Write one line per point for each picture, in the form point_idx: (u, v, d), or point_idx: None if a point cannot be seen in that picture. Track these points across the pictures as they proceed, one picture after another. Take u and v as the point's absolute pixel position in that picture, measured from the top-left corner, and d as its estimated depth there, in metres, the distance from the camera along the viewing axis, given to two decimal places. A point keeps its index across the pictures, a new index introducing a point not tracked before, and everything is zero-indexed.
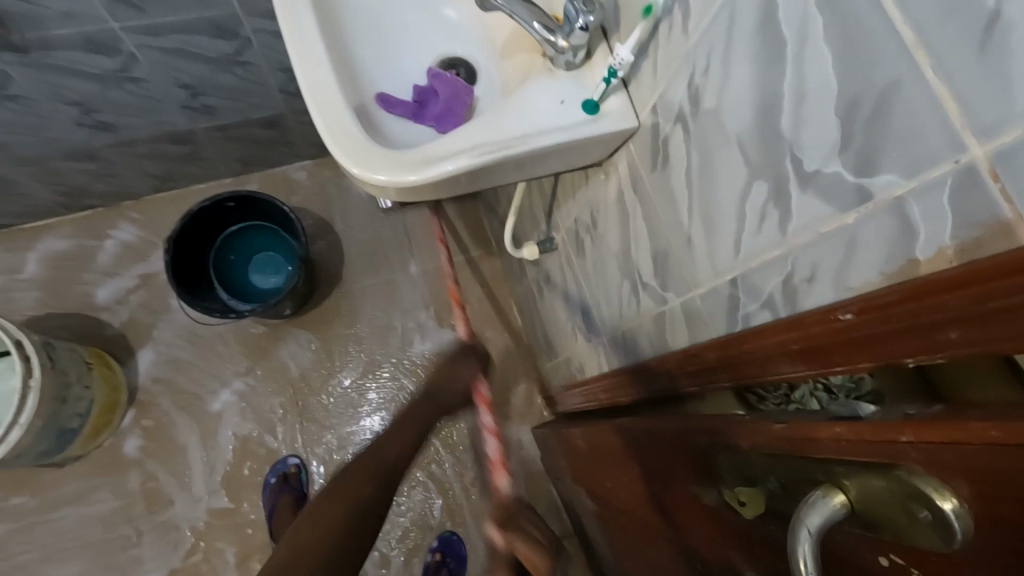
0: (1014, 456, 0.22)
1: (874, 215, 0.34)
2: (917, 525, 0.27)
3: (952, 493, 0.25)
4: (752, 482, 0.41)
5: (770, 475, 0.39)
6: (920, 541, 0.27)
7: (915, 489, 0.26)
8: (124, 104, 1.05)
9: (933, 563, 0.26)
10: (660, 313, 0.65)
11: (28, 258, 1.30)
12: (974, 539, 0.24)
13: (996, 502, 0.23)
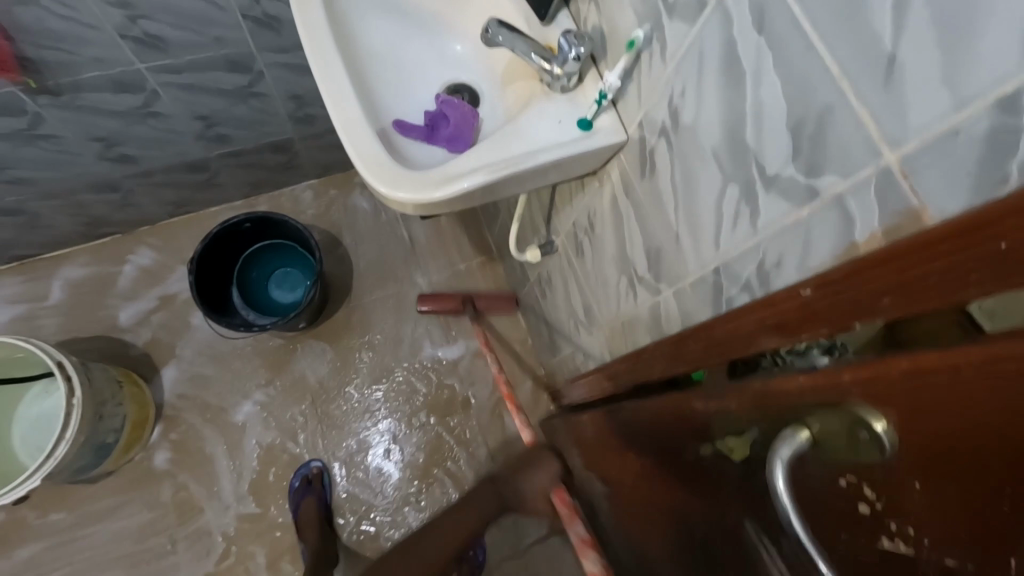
0: (920, 381, 0.30)
1: (824, 208, 0.42)
2: (861, 445, 0.35)
3: (881, 414, 0.33)
4: (738, 432, 0.49)
5: (752, 426, 0.46)
6: (865, 457, 0.35)
7: (857, 417, 0.34)
8: (145, 137, 1.12)
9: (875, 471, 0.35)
10: (656, 304, 0.73)
11: (52, 285, 1.36)
12: (900, 447, 0.32)
13: (913, 418, 0.31)
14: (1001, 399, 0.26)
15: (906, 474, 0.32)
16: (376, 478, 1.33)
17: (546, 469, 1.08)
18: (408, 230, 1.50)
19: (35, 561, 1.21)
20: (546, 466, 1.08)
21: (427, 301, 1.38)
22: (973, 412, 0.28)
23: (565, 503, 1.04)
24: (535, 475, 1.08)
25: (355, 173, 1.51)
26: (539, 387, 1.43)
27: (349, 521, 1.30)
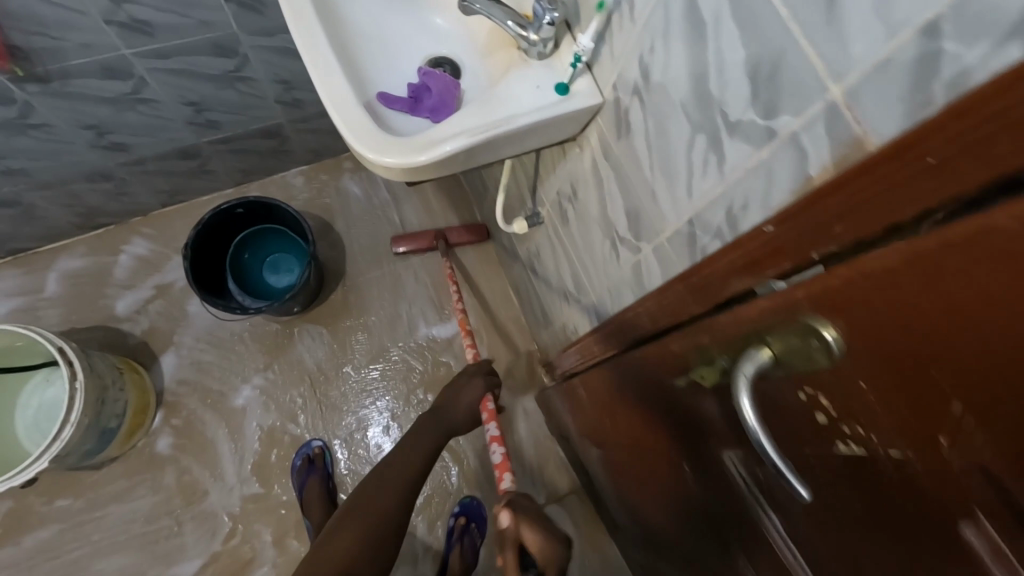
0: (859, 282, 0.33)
1: (782, 149, 0.45)
2: (813, 352, 0.38)
3: (828, 322, 0.36)
4: (710, 362, 0.51)
5: (724, 354, 0.49)
6: (814, 366, 0.38)
7: (807, 327, 0.38)
8: (134, 125, 1.14)
9: (825, 377, 0.38)
10: (637, 262, 0.76)
11: (48, 278, 1.38)
12: (846, 350, 0.36)
13: (857, 318, 0.34)
14: (927, 287, 0.30)
15: (852, 374, 0.36)
16: (376, 454, 1.36)
17: (471, 387, 1.12)
18: (399, 213, 1.52)
19: (44, 546, 1.24)
20: (469, 387, 1.12)
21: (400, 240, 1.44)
22: (903, 308, 0.31)
23: (486, 406, 1.10)
24: (462, 397, 1.11)
25: (344, 159, 1.53)
26: (532, 361, 1.46)
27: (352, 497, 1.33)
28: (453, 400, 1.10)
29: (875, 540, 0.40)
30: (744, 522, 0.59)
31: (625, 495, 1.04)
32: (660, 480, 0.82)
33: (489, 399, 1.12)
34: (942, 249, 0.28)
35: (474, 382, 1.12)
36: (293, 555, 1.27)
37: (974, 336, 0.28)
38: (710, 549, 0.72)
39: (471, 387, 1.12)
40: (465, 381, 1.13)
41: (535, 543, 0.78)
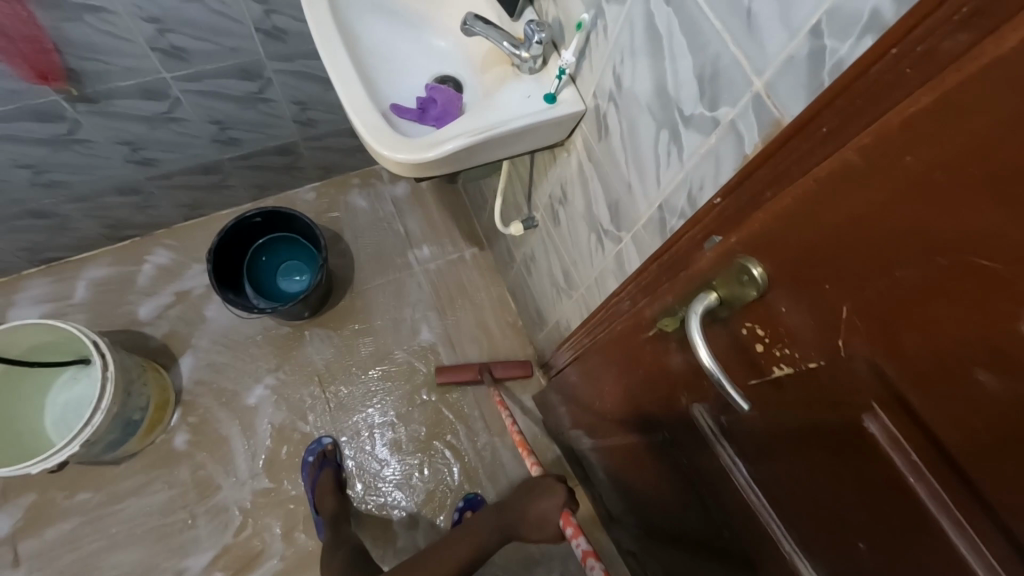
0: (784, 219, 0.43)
1: (724, 135, 0.55)
2: (745, 286, 0.48)
3: (756, 258, 0.47)
4: (673, 313, 0.62)
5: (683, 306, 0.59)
6: (748, 296, 0.48)
7: (741, 265, 0.48)
8: (165, 142, 1.25)
9: (759, 308, 0.48)
10: (618, 251, 0.86)
11: (75, 285, 1.47)
12: (771, 280, 0.46)
13: (782, 249, 0.44)
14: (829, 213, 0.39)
15: (777, 298, 0.46)
16: (381, 452, 1.43)
17: (551, 494, 1.06)
18: (403, 224, 1.62)
19: (64, 539, 1.29)
20: (547, 495, 1.07)
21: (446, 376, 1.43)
22: (802, 240, 0.42)
23: (569, 521, 0.98)
24: (535, 501, 1.07)
25: (352, 176, 1.65)
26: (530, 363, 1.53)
27: (358, 491, 1.39)
28: (527, 503, 1.08)
29: (813, 449, 0.50)
30: (719, 470, 0.68)
31: (618, 479, 1.11)
32: (644, 449, 0.91)
33: (570, 512, 1.00)
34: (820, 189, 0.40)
35: (555, 489, 1.07)
36: (301, 547, 1.32)
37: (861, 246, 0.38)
38: (696, 506, 0.81)
39: (552, 497, 1.06)
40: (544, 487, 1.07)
41: None
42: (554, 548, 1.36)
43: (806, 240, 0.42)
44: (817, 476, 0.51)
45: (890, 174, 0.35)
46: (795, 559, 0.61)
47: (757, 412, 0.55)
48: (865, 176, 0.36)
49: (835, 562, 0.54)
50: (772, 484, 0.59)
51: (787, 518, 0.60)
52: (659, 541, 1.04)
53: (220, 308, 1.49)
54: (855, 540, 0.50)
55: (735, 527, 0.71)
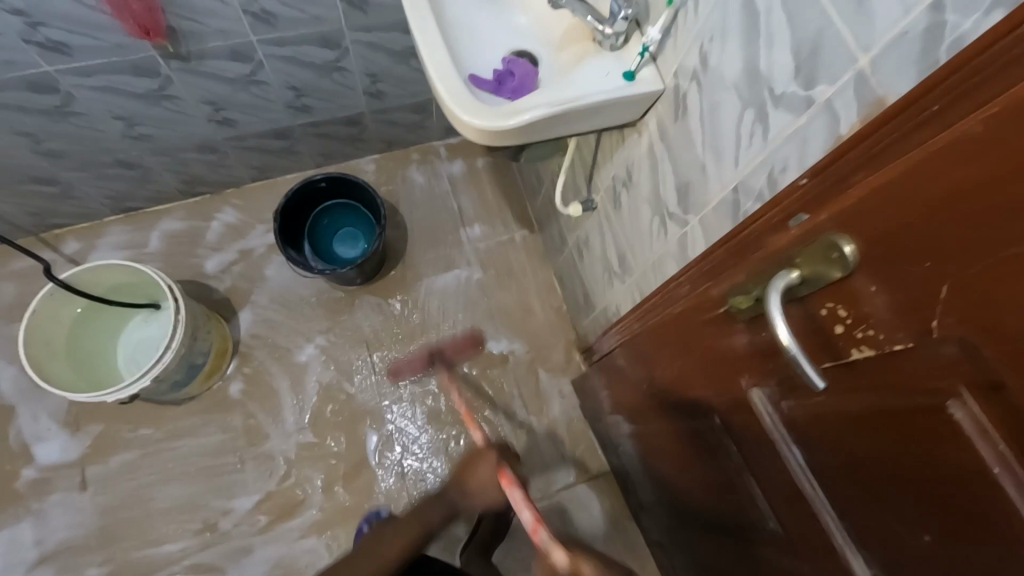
0: (882, 199, 0.43)
1: (817, 115, 0.54)
2: (832, 263, 0.47)
3: (845, 235, 0.46)
4: (747, 292, 0.60)
5: (758, 286, 0.58)
6: (831, 276, 0.48)
7: (829, 242, 0.47)
8: (246, 104, 1.31)
9: (845, 288, 0.47)
10: (683, 235, 0.86)
11: (151, 235, 1.56)
12: (861, 260, 0.45)
13: (877, 229, 0.43)
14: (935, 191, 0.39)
15: (862, 279, 0.46)
16: (419, 420, 1.46)
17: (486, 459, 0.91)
18: (457, 202, 1.65)
19: (126, 467, 1.39)
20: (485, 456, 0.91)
21: (394, 374, 1.30)
22: (901, 219, 0.41)
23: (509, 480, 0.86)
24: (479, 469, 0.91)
25: (412, 151, 1.69)
26: (571, 348, 1.54)
27: (394, 456, 1.43)
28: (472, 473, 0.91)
29: (885, 438, 0.49)
30: (773, 457, 0.68)
31: (653, 466, 1.11)
32: (689, 435, 0.90)
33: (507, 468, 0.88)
34: (927, 167, 0.39)
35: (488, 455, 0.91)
36: (338, 501, 1.38)
37: (969, 226, 0.37)
38: (739, 497, 0.81)
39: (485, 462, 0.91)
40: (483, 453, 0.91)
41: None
42: (580, 532, 1.37)
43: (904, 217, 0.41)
44: (884, 465, 0.51)
45: (1009, 150, 0.34)
46: (847, 552, 0.61)
47: (826, 397, 0.55)
48: (980, 152, 0.36)
49: (894, 555, 0.54)
50: (830, 474, 0.59)
51: (843, 510, 0.59)
52: (689, 529, 1.04)
53: (280, 268, 1.56)
54: (918, 534, 0.50)
55: (781, 515, 0.72)
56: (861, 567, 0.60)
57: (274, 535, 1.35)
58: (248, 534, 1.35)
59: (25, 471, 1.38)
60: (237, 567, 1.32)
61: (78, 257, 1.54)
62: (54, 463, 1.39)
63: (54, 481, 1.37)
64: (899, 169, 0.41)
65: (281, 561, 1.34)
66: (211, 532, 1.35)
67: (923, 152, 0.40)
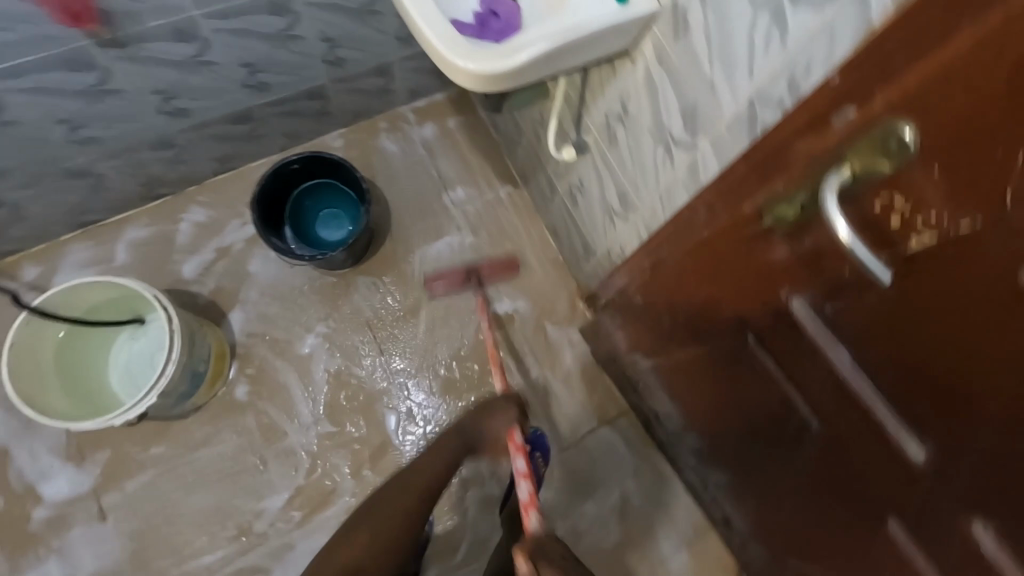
0: (945, 80, 0.42)
1: (847, 7, 0.52)
2: (891, 152, 0.48)
3: (906, 117, 0.46)
4: (789, 201, 0.61)
5: (800, 193, 0.60)
6: (884, 168, 0.49)
7: (885, 131, 0.48)
8: (197, 89, 1.22)
9: (903, 176, 0.48)
10: (692, 160, 0.84)
11: (117, 247, 1.46)
12: (923, 146, 0.46)
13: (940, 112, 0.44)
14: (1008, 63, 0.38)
15: (918, 165, 0.47)
16: (421, 396, 1.43)
17: (502, 412, 0.93)
18: (435, 166, 1.59)
19: (144, 488, 1.34)
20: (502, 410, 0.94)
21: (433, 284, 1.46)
22: (968, 96, 0.41)
23: (514, 440, 0.90)
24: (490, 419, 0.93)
25: (379, 119, 1.60)
26: (575, 297, 1.52)
27: (416, 434, 1.41)
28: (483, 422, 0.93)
29: (946, 320, 0.52)
30: (814, 362, 0.71)
31: (679, 396, 1.14)
32: (717, 357, 0.92)
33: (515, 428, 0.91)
34: (996, 40, 0.38)
35: (507, 408, 0.93)
36: (370, 484, 1.37)
37: None
38: (779, 408, 0.84)
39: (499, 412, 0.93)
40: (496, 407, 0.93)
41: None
42: (611, 472, 1.40)
43: (973, 93, 0.41)
44: (945, 346, 0.54)
45: None
46: (901, 435, 0.65)
47: (879, 293, 0.57)
48: None
49: (954, 427, 0.58)
50: (882, 364, 0.62)
51: (898, 398, 0.63)
52: (724, 448, 1.09)
53: (263, 262, 1.48)
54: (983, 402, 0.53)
55: (825, 416, 0.75)
56: (914, 448, 0.64)
57: (312, 528, 1.34)
58: (285, 531, 1.34)
59: (37, 510, 1.32)
60: (281, 565, 1.32)
61: (41, 281, 1.43)
62: (66, 497, 1.33)
63: (71, 515, 1.32)
64: (963, 45, 0.40)
65: None
66: (247, 535, 1.33)
67: (989, 24, 0.38)
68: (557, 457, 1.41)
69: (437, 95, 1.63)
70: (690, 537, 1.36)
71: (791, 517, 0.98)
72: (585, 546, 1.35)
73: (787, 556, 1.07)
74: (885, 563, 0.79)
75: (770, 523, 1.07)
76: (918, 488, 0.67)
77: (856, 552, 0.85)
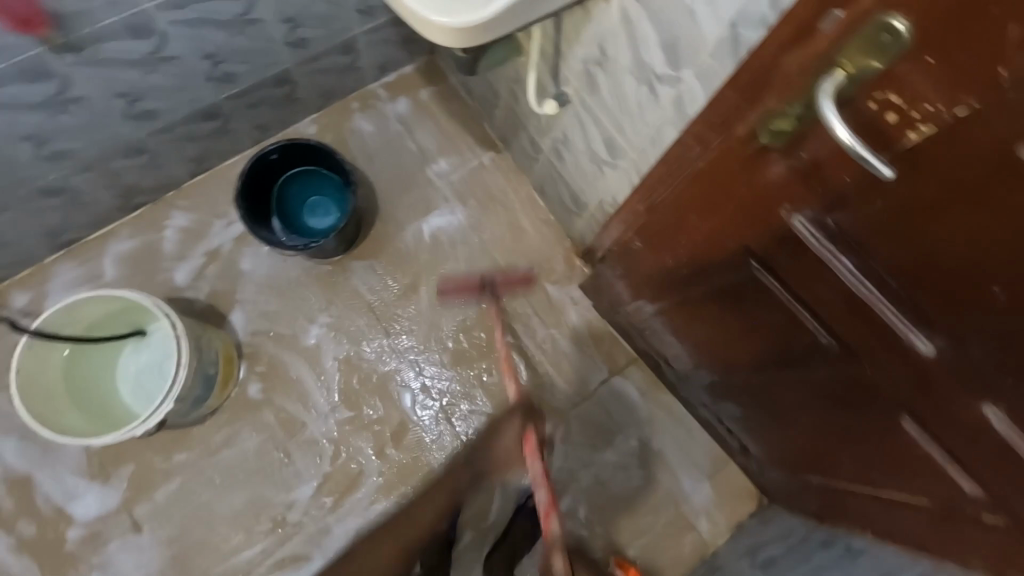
0: None
1: None
2: (882, 48, 0.48)
3: (895, 11, 0.46)
4: (784, 115, 0.62)
5: (794, 106, 0.60)
6: (875, 66, 0.50)
7: (875, 28, 0.48)
8: (161, 88, 1.18)
9: (896, 70, 0.49)
10: (677, 94, 0.84)
11: (104, 262, 1.44)
12: (914, 38, 0.46)
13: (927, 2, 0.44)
14: None
15: (909, 57, 0.47)
16: (433, 369, 1.45)
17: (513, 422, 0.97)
18: (415, 141, 1.56)
19: (174, 495, 1.36)
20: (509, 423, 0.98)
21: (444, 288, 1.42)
22: None
23: (531, 449, 0.91)
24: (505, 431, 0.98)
25: (350, 100, 1.57)
26: (571, 254, 1.52)
27: (434, 408, 1.43)
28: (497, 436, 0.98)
29: (948, 212, 0.54)
30: (818, 277, 0.73)
31: (686, 336, 1.16)
32: (719, 290, 0.94)
33: (531, 432, 0.93)
34: None
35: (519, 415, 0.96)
36: (395, 462, 1.39)
37: None
38: (787, 330, 0.87)
39: (510, 425, 0.97)
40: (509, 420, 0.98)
41: None
42: (628, 419, 1.43)
43: None
44: (947, 238, 0.55)
45: None
46: (909, 333, 0.67)
47: (880, 195, 0.59)
48: None
49: (962, 317, 0.60)
50: (886, 267, 0.64)
51: (905, 298, 0.65)
52: (734, 380, 1.11)
53: (255, 259, 1.47)
54: (989, 287, 0.55)
55: (833, 330, 0.77)
56: (922, 343, 0.67)
57: (345, 511, 1.37)
58: (320, 517, 1.36)
59: (70, 531, 1.33)
60: (320, 550, 1.35)
61: (32, 307, 1.41)
62: (98, 514, 1.34)
63: (105, 531, 1.33)
64: None
65: (361, 530, 1.36)
66: (283, 526, 1.35)
67: None
68: (574, 412, 1.44)
69: (407, 68, 1.60)
70: (710, 471, 1.41)
71: (808, 436, 1.01)
72: (611, 493, 1.39)
73: (804, 473, 1.11)
74: (903, 462, 0.83)
75: (787, 445, 1.11)
76: (932, 385, 0.70)
77: (875, 459, 0.88)
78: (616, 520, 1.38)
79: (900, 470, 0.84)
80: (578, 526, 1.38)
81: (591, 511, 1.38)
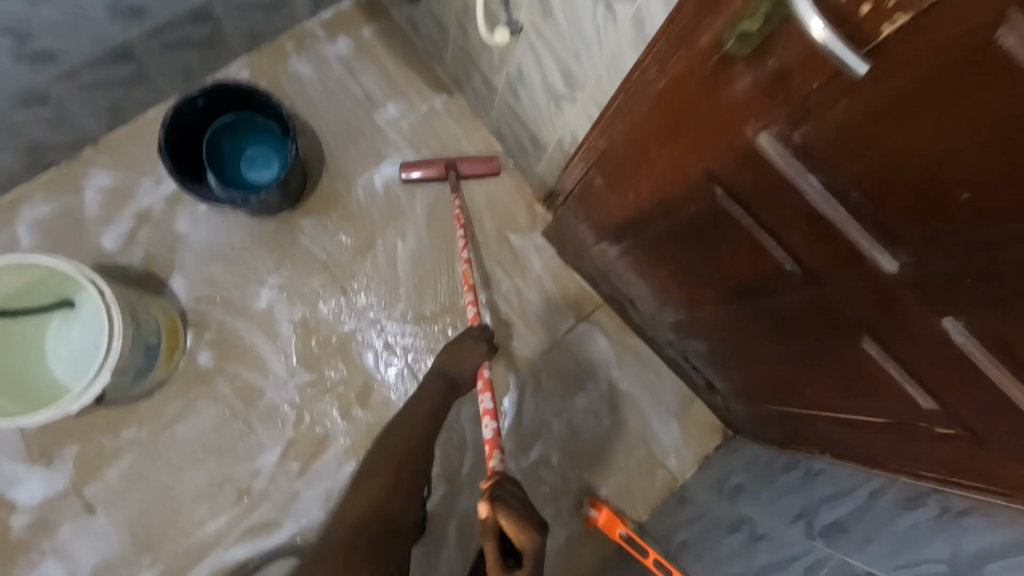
0: None
1: None
2: None
3: None
4: (751, 19, 0.58)
5: (761, 7, 0.56)
6: None
7: None
8: (55, 24, 1.03)
9: None
10: (636, 10, 0.75)
11: (19, 230, 1.30)
12: None
13: None
14: None
15: None
16: (395, 327, 1.39)
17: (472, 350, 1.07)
18: (359, 84, 1.45)
19: (127, 474, 1.29)
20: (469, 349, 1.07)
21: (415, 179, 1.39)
22: None
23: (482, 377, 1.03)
24: (465, 357, 1.06)
25: (284, 41, 1.43)
26: (533, 202, 1.46)
27: (400, 366, 1.38)
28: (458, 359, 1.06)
29: (921, 113, 0.51)
30: (783, 200, 0.71)
31: (650, 275, 1.14)
32: (681, 225, 0.92)
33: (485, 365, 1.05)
34: None
35: (477, 347, 1.07)
36: (362, 423, 1.36)
37: None
38: (751, 261, 0.85)
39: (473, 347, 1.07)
40: (469, 343, 1.08)
41: (511, 528, 0.77)
42: (596, 364, 1.43)
43: None
44: (919, 145, 0.53)
45: None
46: (874, 254, 0.66)
47: (851, 101, 0.56)
48: None
49: (929, 230, 0.59)
50: (853, 183, 0.62)
51: (873, 216, 0.63)
52: (699, 317, 1.11)
53: (192, 220, 1.35)
54: (958, 194, 0.53)
55: (798, 255, 0.76)
56: (888, 262, 0.66)
57: (313, 475, 1.33)
58: (287, 483, 1.32)
59: (15, 518, 1.25)
60: (291, 516, 1.31)
61: None
62: (44, 499, 1.26)
63: (54, 516, 1.26)
64: None
65: (331, 493, 1.33)
66: (249, 496, 1.31)
67: None
68: (542, 362, 1.42)
69: (344, 4, 1.46)
70: (678, 409, 1.43)
71: (771, 368, 1.02)
72: (582, 437, 1.40)
73: (768, 404, 1.14)
74: (862, 385, 0.84)
75: (751, 379, 1.12)
76: (894, 303, 0.69)
77: (835, 383, 0.89)
78: (588, 463, 1.40)
79: (860, 392, 0.86)
80: (552, 472, 1.38)
81: (564, 458, 1.39)
